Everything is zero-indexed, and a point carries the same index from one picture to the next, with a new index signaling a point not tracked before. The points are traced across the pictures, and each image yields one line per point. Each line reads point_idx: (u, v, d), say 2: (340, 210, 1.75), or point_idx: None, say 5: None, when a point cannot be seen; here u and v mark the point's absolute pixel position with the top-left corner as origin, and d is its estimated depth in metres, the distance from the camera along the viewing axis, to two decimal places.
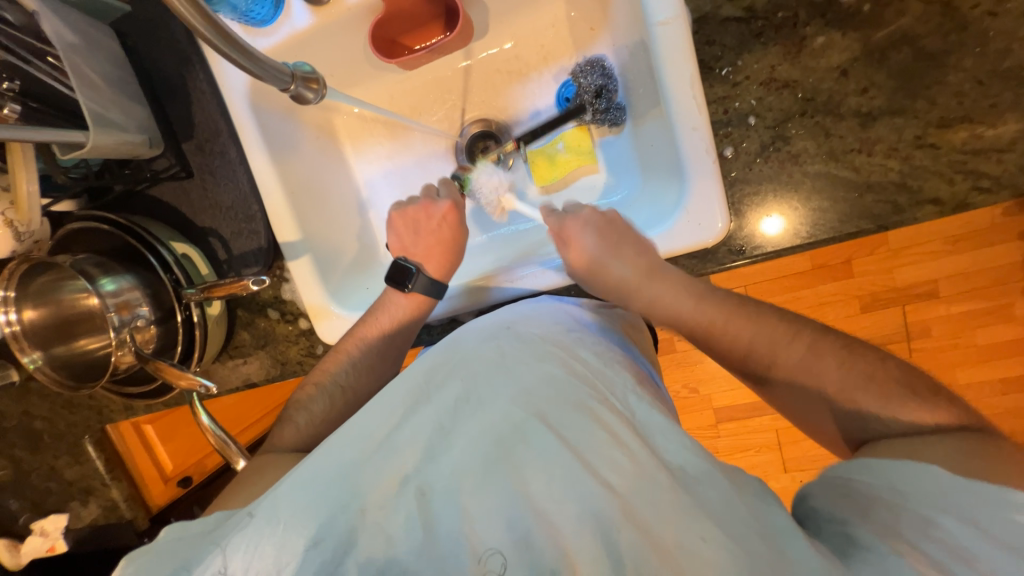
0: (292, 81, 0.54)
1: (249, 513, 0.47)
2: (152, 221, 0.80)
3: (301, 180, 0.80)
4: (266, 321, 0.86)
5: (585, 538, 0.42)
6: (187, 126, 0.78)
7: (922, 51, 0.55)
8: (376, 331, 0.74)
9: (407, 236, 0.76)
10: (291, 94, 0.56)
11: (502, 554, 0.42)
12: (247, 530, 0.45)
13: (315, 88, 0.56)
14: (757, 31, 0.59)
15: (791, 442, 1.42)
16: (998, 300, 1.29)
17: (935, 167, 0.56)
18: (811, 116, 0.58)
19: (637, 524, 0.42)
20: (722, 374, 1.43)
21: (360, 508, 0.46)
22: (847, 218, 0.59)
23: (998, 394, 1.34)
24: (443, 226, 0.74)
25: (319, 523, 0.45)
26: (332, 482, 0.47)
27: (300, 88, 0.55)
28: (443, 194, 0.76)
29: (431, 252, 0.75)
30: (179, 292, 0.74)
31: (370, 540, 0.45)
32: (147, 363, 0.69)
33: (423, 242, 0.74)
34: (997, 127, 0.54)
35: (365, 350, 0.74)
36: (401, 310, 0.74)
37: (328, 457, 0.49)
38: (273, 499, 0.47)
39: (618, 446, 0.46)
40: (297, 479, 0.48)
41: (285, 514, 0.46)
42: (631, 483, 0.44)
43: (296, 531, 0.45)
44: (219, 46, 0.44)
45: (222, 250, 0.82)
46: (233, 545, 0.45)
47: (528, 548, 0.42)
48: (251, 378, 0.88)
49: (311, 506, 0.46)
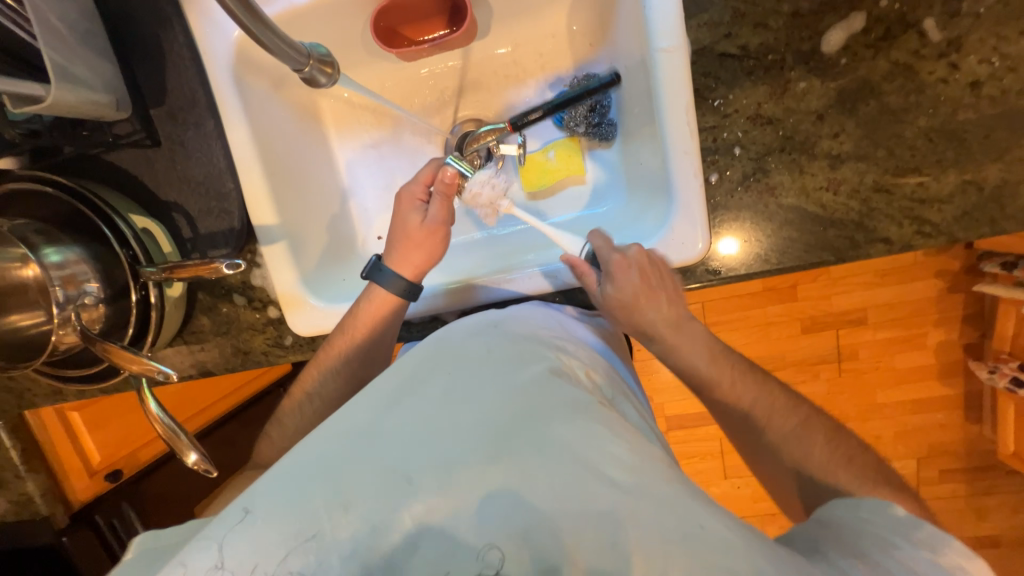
0: (308, 63, 0.55)
1: (244, 508, 0.44)
2: (108, 189, 0.73)
3: (282, 162, 0.76)
4: (230, 307, 0.81)
5: (584, 534, 0.40)
6: (158, 91, 0.73)
7: (886, 106, 0.61)
8: (355, 339, 0.70)
9: (403, 253, 0.71)
10: (304, 76, 0.57)
11: (500, 548, 0.40)
12: (243, 528, 0.43)
13: (329, 72, 0.58)
14: (748, 70, 0.63)
15: (732, 450, 1.52)
16: (915, 330, 1.45)
17: (888, 211, 0.63)
18: (789, 153, 0.64)
19: (634, 519, 0.40)
20: (676, 384, 1.51)
21: (343, 504, 0.43)
22: (812, 249, 0.65)
23: (910, 414, 1.50)
24: (432, 240, 0.71)
25: (300, 519, 0.43)
26: (318, 478, 0.44)
27: (315, 71, 0.56)
28: (432, 209, 0.70)
29: (401, 250, 0.71)
30: (136, 270, 0.68)
31: (354, 532, 0.42)
32: (93, 344, 0.63)
33: (414, 260, 0.71)
34: (940, 180, 0.62)
35: (342, 355, 0.71)
36: (380, 312, 0.70)
37: (311, 450, 0.46)
38: (267, 492, 0.44)
39: (610, 442, 0.45)
40: (284, 472, 0.45)
41: (275, 510, 0.43)
42: (631, 473, 0.43)
43: (273, 529, 0.42)
44: (245, 23, 0.45)
45: (187, 228, 0.76)
46: (227, 541, 0.42)
47: (532, 545, 0.40)
48: (208, 366, 0.83)
49: (296, 505, 0.43)
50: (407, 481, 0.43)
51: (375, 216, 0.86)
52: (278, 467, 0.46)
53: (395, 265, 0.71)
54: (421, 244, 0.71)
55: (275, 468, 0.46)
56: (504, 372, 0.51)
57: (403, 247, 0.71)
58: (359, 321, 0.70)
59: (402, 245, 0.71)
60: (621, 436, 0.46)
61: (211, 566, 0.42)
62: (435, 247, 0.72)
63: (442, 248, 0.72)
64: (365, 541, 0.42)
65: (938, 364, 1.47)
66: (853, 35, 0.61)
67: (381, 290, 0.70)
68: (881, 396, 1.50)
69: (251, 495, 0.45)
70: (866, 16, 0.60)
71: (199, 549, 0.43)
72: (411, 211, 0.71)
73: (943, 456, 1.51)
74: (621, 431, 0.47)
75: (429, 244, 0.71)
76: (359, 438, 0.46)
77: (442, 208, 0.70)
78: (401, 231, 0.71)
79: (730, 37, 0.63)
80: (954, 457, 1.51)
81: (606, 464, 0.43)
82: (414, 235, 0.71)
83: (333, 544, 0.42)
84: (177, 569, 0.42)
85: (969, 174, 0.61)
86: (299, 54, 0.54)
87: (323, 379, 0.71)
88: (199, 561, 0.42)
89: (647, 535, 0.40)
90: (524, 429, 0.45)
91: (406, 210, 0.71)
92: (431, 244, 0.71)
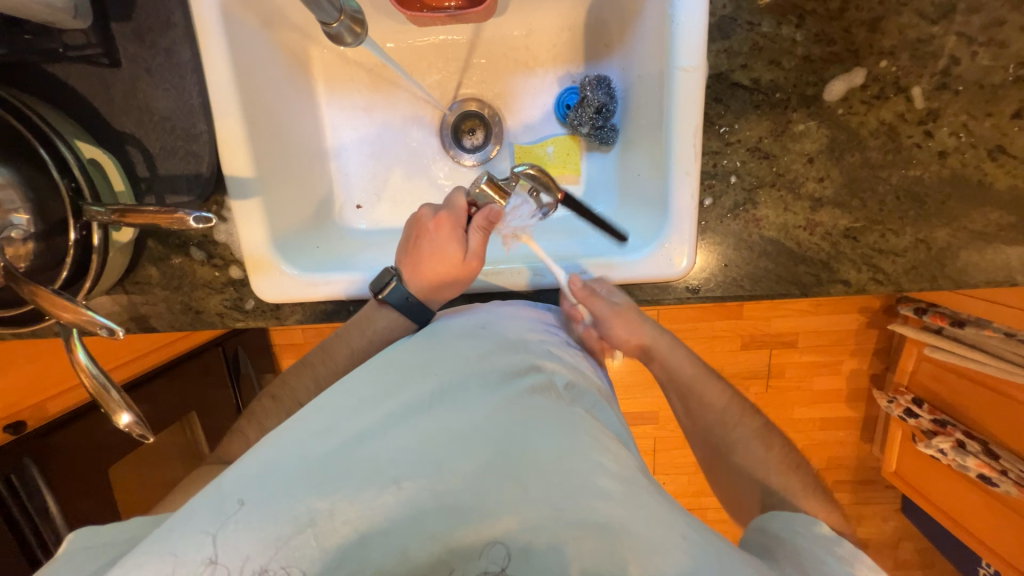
0: (339, 17, 0.50)
1: (239, 499, 0.43)
2: (50, 109, 0.63)
3: (264, 109, 0.69)
4: (184, 260, 0.73)
5: (578, 543, 0.41)
6: (124, 3, 0.64)
7: (868, 161, 0.66)
8: (361, 353, 0.68)
9: (429, 281, 0.67)
10: (328, 31, 0.52)
11: (505, 544, 0.42)
12: (237, 521, 0.42)
13: (357, 32, 0.53)
14: (757, 103, 0.66)
15: (665, 450, 1.62)
16: (835, 357, 1.61)
17: (852, 257, 0.69)
18: (778, 189, 0.67)
19: (619, 531, 0.42)
20: (621, 384, 1.57)
21: (328, 508, 0.42)
22: (782, 281, 0.70)
23: (819, 430, 1.68)
24: (463, 271, 0.66)
25: (283, 515, 0.42)
26: (302, 473, 0.44)
27: (343, 28, 0.52)
28: (472, 240, 0.65)
29: (430, 280, 0.67)
30: (78, 207, 0.59)
31: (341, 540, 0.42)
32: (19, 285, 0.56)
33: (440, 288, 0.67)
34: (899, 236, 0.68)
35: (340, 369, 0.67)
36: (392, 328, 0.68)
37: (293, 442, 0.46)
38: (259, 488, 0.43)
39: (604, 457, 0.46)
40: (261, 470, 0.44)
41: (269, 511, 0.42)
42: (618, 485, 0.44)
43: (253, 528, 0.41)
44: None
45: (143, 166, 0.68)
46: (222, 534, 0.41)
47: (528, 553, 0.41)
48: (150, 321, 0.75)
49: (277, 498, 0.43)
50: (395, 484, 0.44)
51: (358, 183, 0.81)
52: (253, 460, 0.46)
53: (422, 294, 0.68)
54: (453, 275, 0.66)
55: (250, 456, 0.46)
56: (491, 374, 0.52)
57: (433, 278, 0.66)
58: (365, 335, 0.68)
59: (433, 275, 0.66)
60: (604, 446, 0.48)
61: (204, 562, 0.40)
62: (468, 281, 0.68)
63: (470, 281, 0.68)
64: (355, 549, 0.42)
65: (849, 388, 1.65)
66: (853, 89, 0.65)
67: (397, 314, 0.67)
68: (798, 412, 1.66)
69: (244, 486, 0.43)
70: (866, 73, 0.65)
71: (188, 539, 0.41)
72: (447, 239, 0.65)
73: (839, 468, 1.71)
74: (606, 440, 0.49)
75: (461, 276, 0.66)
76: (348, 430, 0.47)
77: (481, 243, 0.65)
78: (433, 261, 0.66)
79: (745, 68, 0.65)
80: (847, 470, 1.71)
81: (603, 478, 0.44)
82: (447, 266, 0.66)
83: (317, 549, 0.42)
84: (167, 561, 0.40)
85: (922, 234, 0.68)
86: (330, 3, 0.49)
87: (312, 382, 0.68)
88: (170, 558, 0.41)
89: (635, 543, 0.42)
90: (511, 435, 0.46)
91: (444, 238, 0.65)
92: (461, 276, 0.67)
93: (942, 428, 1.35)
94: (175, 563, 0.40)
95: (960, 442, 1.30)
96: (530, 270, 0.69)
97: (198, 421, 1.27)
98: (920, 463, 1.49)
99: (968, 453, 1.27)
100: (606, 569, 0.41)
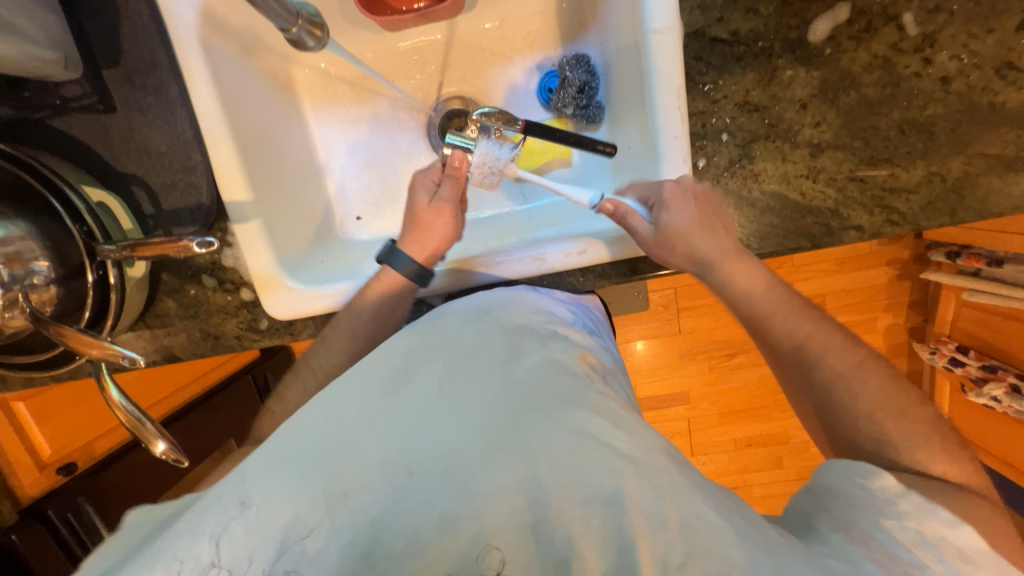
0: (295, 24, 0.53)
1: (244, 502, 0.44)
2: (57, 159, 0.67)
3: (254, 133, 0.71)
4: (198, 289, 0.76)
5: (595, 518, 0.41)
6: (112, 50, 0.68)
7: (865, 98, 0.64)
8: (363, 315, 0.68)
9: (414, 234, 0.71)
10: (290, 38, 0.55)
11: (500, 549, 0.41)
12: (242, 524, 0.43)
13: (318, 36, 0.56)
14: (738, 56, 0.65)
15: (700, 429, 1.59)
16: (867, 314, 1.54)
17: (861, 200, 0.66)
18: (773, 140, 0.65)
19: (641, 508, 0.41)
20: (647, 368, 1.54)
21: (343, 492, 0.44)
22: (790, 234, 0.67)
23: None
24: (441, 217, 0.71)
25: (301, 511, 0.43)
26: (309, 463, 0.45)
27: (302, 33, 0.55)
28: (444, 189, 0.72)
29: (414, 232, 0.71)
30: (92, 247, 0.63)
31: (353, 523, 0.43)
32: (47, 327, 0.59)
33: (423, 237, 0.70)
34: (909, 171, 0.65)
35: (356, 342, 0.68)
36: (389, 294, 0.68)
37: (299, 433, 0.48)
38: (262, 482, 0.45)
39: (613, 431, 0.46)
40: (281, 457, 0.46)
41: (278, 502, 0.44)
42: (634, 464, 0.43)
43: (274, 517, 0.43)
44: None
45: (148, 203, 0.71)
46: (225, 536, 0.43)
47: (544, 529, 0.41)
48: (174, 351, 0.78)
49: (295, 494, 0.44)
50: (407, 470, 0.44)
51: (353, 194, 0.82)
52: (269, 449, 0.47)
53: (411, 246, 0.70)
54: (432, 225, 0.71)
55: (265, 449, 0.48)
56: (497, 360, 0.53)
57: (415, 229, 0.71)
58: (368, 300, 0.68)
59: (414, 225, 0.71)
60: (621, 424, 0.47)
61: (208, 565, 0.42)
62: (445, 227, 0.71)
63: (451, 231, 0.72)
64: (368, 534, 0.43)
65: (886, 345, 1.57)
66: (838, 26, 0.63)
67: (405, 287, 0.68)
68: None
69: (247, 487, 0.45)
70: (850, 8, 0.62)
71: (191, 540, 0.43)
72: (420, 193, 0.72)
73: None
74: (619, 416, 0.48)
75: (440, 225, 0.71)
76: (359, 421, 0.48)
77: (452, 190, 0.71)
78: (410, 213, 0.72)
79: (721, 22, 0.64)
80: None
81: (615, 457, 0.44)
82: (422, 216, 0.71)
83: (334, 534, 0.43)
84: (172, 565, 0.42)
85: (933, 167, 0.64)
86: (285, 11, 0.52)
87: (327, 357, 0.69)
88: (194, 562, 0.42)
89: (653, 519, 0.41)
90: (523, 419, 0.46)
91: (415, 191, 0.72)
92: (441, 225, 0.71)
93: (992, 374, 1.27)
94: (186, 567, 0.42)
95: (1014, 387, 1.22)
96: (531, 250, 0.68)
97: (236, 449, 1.30)
98: (973, 414, 1.41)
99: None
100: (620, 547, 0.40)
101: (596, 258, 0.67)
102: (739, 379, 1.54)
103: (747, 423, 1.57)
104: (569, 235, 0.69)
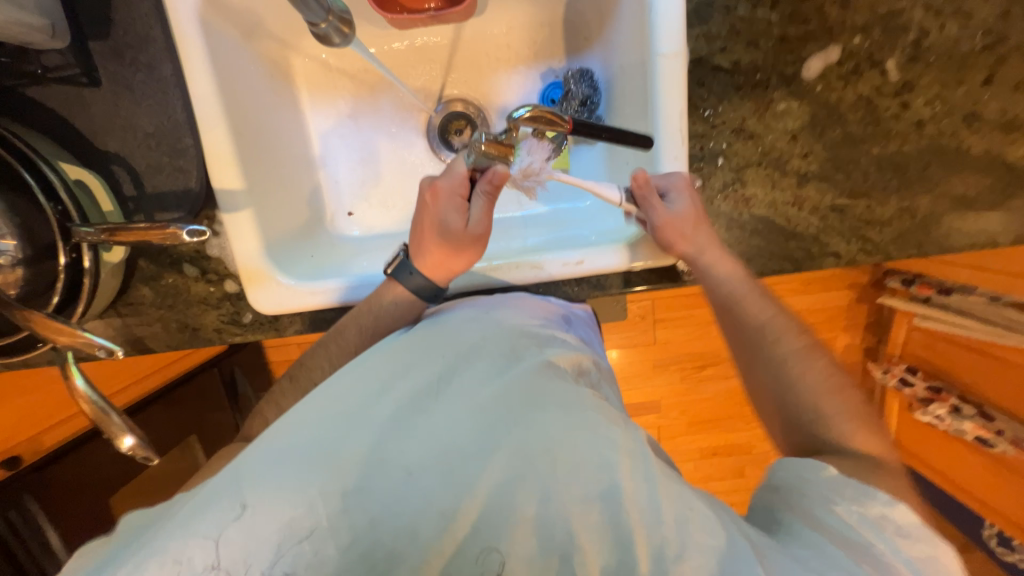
0: (325, 19, 0.53)
1: (242, 504, 0.42)
2: (33, 132, 0.63)
3: (250, 120, 0.69)
4: (177, 277, 0.73)
5: (594, 517, 0.42)
6: (102, 22, 0.64)
7: (849, 134, 0.68)
8: (368, 325, 0.66)
9: (439, 257, 0.65)
10: (317, 31, 0.55)
11: (500, 551, 0.42)
12: (239, 528, 0.42)
13: (345, 32, 0.55)
14: (737, 85, 0.68)
15: (669, 438, 1.64)
16: (829, 333, 1.63)
17: (840, 229, 0.70)
18: (765, 167, 0.69)
19: (638, 509, 0.42)
20: (623, 376, 1.57)
21: (342, 494, 0.43)
22: (774, 257, 0.71)
23: None
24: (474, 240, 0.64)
25: (297, 512, 0.42)
26: (306, 460, 0.45)
27: (331, 28, 0.54)
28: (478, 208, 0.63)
29: (439, 255, 0.65)
30: (66, 228, 0.59)
31: (352, 525, 0.43)
32: (12, 311, 0.55)
33: (449, 261, 0.66)
34: (884, 205, 0.69)
35: (346, 341, 0.67)
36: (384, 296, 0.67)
37: (296, 432, 0.47)
38: (257, 483, 0.43)
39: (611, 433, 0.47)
40: (276, 457, 0.45)
41: (275, 503, 0.43)
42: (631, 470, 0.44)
43: (269, 517, 0.42)
44: None
45: (130, 185, 0.68)
46: (223, 538, 0.41)
47: (543, 531, 0.42)
48: (147, 341, 0.75)
49: (291, 496, 0.43)
50: (407, 470, 0.44)
51: (347, 189, 0.80)
52: (265, 449, 0.46)
53: (431, 271, 0.67)
54: (461, 248, 0.65)
55: (260, 449, 0.46)
56: (497, 364, 0.53)
57: (441, 252, 0.65)
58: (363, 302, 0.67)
59: (440, 246, 0.64)
60: (618, 427, 0.48)
61: (207, 568, 0.41)
62: (475, 251, 0.65)
63: (480, 253, 0.66)
64: (367, 535, 0.42)
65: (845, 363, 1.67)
66: (830, 65, 0.67)
67: (400, 291, 0.67)
68: None
69: (243, 488, 0.43)
70: (841, 49, 0.66)
71: (183, 541, 0.41)
72: (451, 212, 0.63)
73: None
74: (616, 419, 0.49)
75: (469, 249, 0.65)
76: (357, 421, 0.47)
77: (487, 210, 0.63)
78: (436, 232, 0.64)
79: (724, 51, 0.67)
80: None
81: (614, 457, 0.45)
82: (455, 241, 0.64)
83: (332, 535, 0.42)
84: (169, 568, 0.41)
85: (905, 202, 0.69)
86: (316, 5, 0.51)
87: (315, 357, 0.67)
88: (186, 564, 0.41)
89: (649, 517, 0.42)
90: (523, 421, 0.46)
91: (443, 208, 0.63)
92: (472, 248, 0.65)
93: (936, 394, 1.36)
94: (180, 567, 0.41)
95: (956, 407, 1.31)
96: (531, 261, 0.68)
97: (199, 446, 1.24)
98: (918, 430, 1.51)
99: (964, 417, 1.28)
100: (618, 545, 0.42)
101: (592, 270, 0.68)
102: (710, 390, 1.59)
103: (715, 433, 1.63)
104: (568, 247, 0.70)
